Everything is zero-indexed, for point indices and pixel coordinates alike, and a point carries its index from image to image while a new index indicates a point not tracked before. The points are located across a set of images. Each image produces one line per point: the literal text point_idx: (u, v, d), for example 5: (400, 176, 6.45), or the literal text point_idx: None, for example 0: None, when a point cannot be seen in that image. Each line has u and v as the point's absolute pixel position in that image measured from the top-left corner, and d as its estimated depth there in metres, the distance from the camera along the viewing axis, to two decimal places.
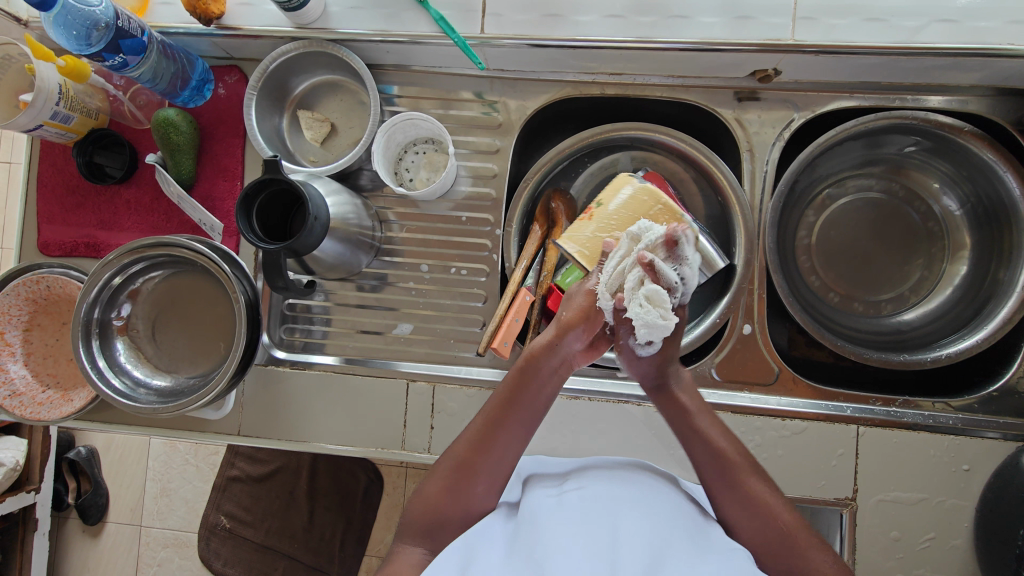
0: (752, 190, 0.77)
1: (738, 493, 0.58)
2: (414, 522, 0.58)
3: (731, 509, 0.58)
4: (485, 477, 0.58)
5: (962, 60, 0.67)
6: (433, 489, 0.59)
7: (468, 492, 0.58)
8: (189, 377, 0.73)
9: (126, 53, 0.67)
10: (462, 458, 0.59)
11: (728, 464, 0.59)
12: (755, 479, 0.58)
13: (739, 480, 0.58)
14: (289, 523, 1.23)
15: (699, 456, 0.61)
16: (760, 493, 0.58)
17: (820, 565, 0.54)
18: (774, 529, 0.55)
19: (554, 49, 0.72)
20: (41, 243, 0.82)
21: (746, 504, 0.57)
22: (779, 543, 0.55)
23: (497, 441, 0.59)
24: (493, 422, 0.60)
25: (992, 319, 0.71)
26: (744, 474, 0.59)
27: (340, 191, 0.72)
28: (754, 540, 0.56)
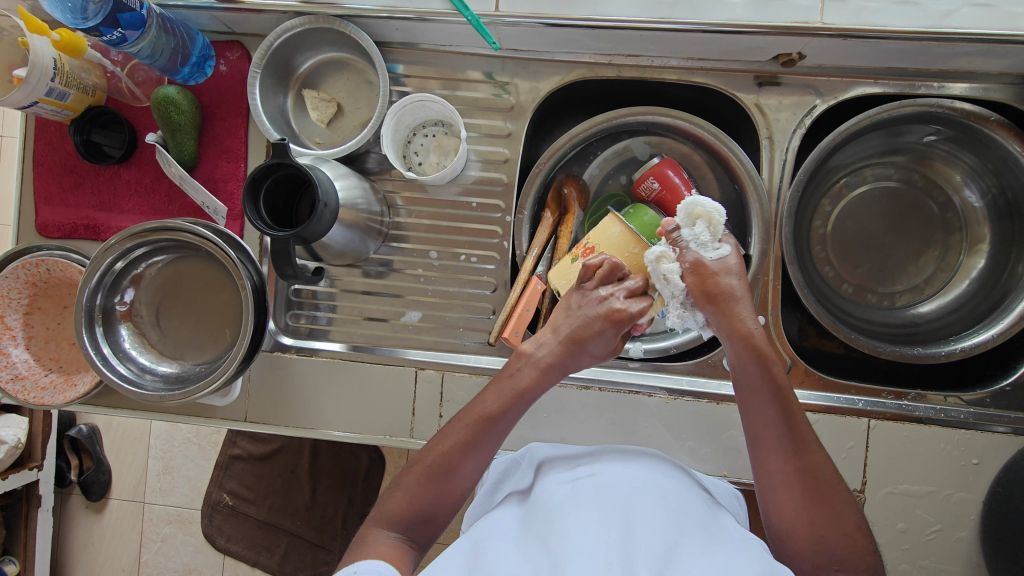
0: (771, 177, 0.75)
1: (797, 466, 0.55)
2: (391, 513, 0.58)
3: (784, 482, 0.55)
4: (465, 474, 0.59)
5: (993, 46, 0.64)
6: (412, 484, 0.58)
7: (444, 492, 0.58)
8: (195, 364, 0.72)
9: (125, 27, 0.64)
10: (442, 458, 0.59)
11: (796, 433, 0.56)
12: (820, 452, 0.56)
13: (804, 449, 0.55)
14: (292, 501, 1.24)
15: (762, 417, 0.57)
16: (821, 468, 0.55)
17: (857, 544, 0.53)
18: (822, 506, 0.54)
19: (570, 30, 0.70)
20: (39, 224, 0.80)
21: (802, 478, 0.55)
22: (826, 520, 0.54)
23: (483, 444, 0.59)
24: (484, 424, 0.59)
25: (1010, 313, 0.70)
26: (809, 443, 0.56)
27: (348, 175, 0.70)
28: (800, 512, 0.54)
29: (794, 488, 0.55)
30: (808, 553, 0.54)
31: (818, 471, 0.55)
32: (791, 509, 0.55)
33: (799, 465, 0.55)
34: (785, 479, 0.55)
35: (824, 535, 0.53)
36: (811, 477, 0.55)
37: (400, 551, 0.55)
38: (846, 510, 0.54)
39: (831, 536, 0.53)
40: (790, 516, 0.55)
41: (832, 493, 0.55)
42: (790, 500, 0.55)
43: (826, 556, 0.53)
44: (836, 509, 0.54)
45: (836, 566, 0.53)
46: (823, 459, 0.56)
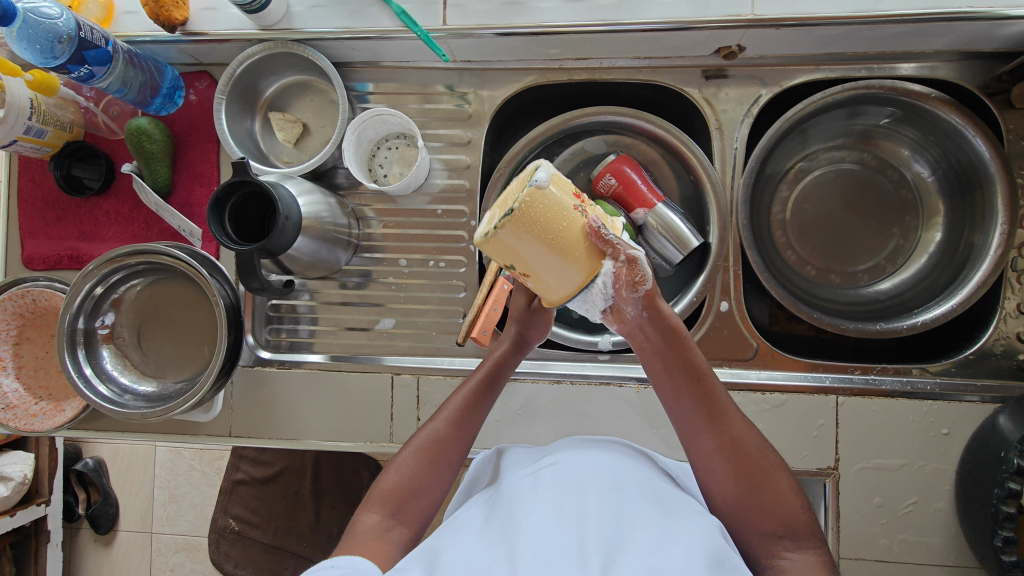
0: (723, 168, 0.77)
1: (720, 436, 0.56)
2: (384, 495, 0.58)
3: (708, 452, 0.56)
4: (458, 448, 0.62)
5: (924, 26, 0.66)
6: (408, 466, 0.59)
7: (436, 471, 0.60)
8: (175, 382, 0.74)
9: (92, 64, 0.67)
10: (438, 435, 0.61)
11: (708, 404, 0.56)
12: (738, 422, 0.56)
13: (720, 423, 0.56)
14: (297, 523, 1.17)
15: (674, 394, 0.58)
16: (742, 438, 0.56)
17: (792, 506, 0.54)
18: (754, 471, 0.54)
19: (518, 37, 0.72)
20: (26, 258, 0.83)
21: (723, 450, 0.55)
22: (751, 490, 0.54)
23: (469, 423, 0.63)
24: (473, 403, 0.63)
25: (966, 283, 0.72)
26: (726, 415, 0.56)
27: (313, 191, 0.73)
28: (728, 482, 0.55)
29: (718, 455, 0.55)
30: (747, 520, 0.54)
31: (739, 441, 0.55)
32: (721, 479, 0.56)
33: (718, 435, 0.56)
34: (712, 455, 0.56)
35: (759, 504, 0.54)
36: (732, 442, 0.55)
37: (388, 539, 0.55)
38: (778, 472, 0.55)
39: (762, 504, 0.54)
40: (718, 484, 0.56)
41: (757, 454, 0.55)
42: (718, 473, 0.56)
43: (766, 524, 0.53)
44: (761, 473, 0.54)
45: (779, 533, 0.53)
46: (742, 429, 0.56)
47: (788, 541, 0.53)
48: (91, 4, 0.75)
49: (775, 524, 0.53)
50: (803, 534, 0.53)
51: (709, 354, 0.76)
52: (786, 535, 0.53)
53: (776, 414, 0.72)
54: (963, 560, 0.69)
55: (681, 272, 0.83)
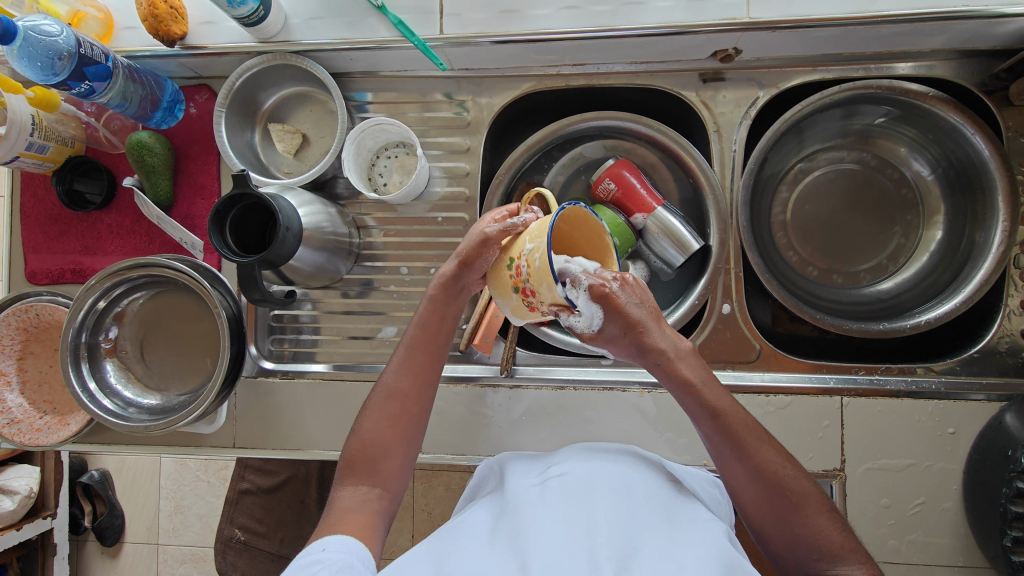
0: (722, 171, 0.77)
1: (749, 465, 0.53)
2: (353, 464, 0.58)
3: (739, 478, 0.54)
4: (421, 401, 0.62)
5: (920, 25, 0.66)
6: (369, 429, 0.59)
7: (404, 428, 0.60)
8: (179, 395, 0.74)
9: (92, 79, 0.68)
10: (393, 391, 0.61)
11: (734, 434, 0.53)
12: (768, 448, 0.53)
13: (750, 450, 0.53)
14: (301, 531, 1.18)
15: (698, 422, 0.55)
16: (771, 465, 0.53)
17: (828, 529, 0.52)
18: (786, 497, 0.52)
19: (515, 45, 0.73)
20: (29, 273, 0.84)
21: (754, 478, 0.53)
22: (786, 515, 0.52)
23: (425, 371, 0.62)
24: (419, 346, 0.62)
25: (970, 282, 0.71)
26: (755, 445, 0.53)
27: (313, 201, 0.73)
28: (762, 507, 0.53)
29: (749, 484, 0.53)
30: (784, 540, 0.53)
31: (770, 469, 0.53)
32: (754, 504, 0.54)
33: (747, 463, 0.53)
34: (742, 480, 0.54)
35: (791, 524, 0.52)
36: (761, 471, 0.53)
37: (368, 510, 0.55)
38: (810, 496, 0.53)
39: (793, 522, 0.52)
40: (752, 509, 0.54)
41: (787, 481, 0.52)
42: (752, 498, 0.54)
43: (802, 546, 0.52)
44: (793, 499, 0.52)
45: (816, 557, 0.51)
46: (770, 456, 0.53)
47: (826, 563, 0.50)
48: (91, 21, 0.75)
49: (810, 549, 0.51)
50: (839, 553, 0.50)
51: (712, 358, 0.75)
52: (825, 557, 0.50)
53: (781, 416, 0.71)
54: (972, 560, 0.68)
55: (682, 276, 0.83)
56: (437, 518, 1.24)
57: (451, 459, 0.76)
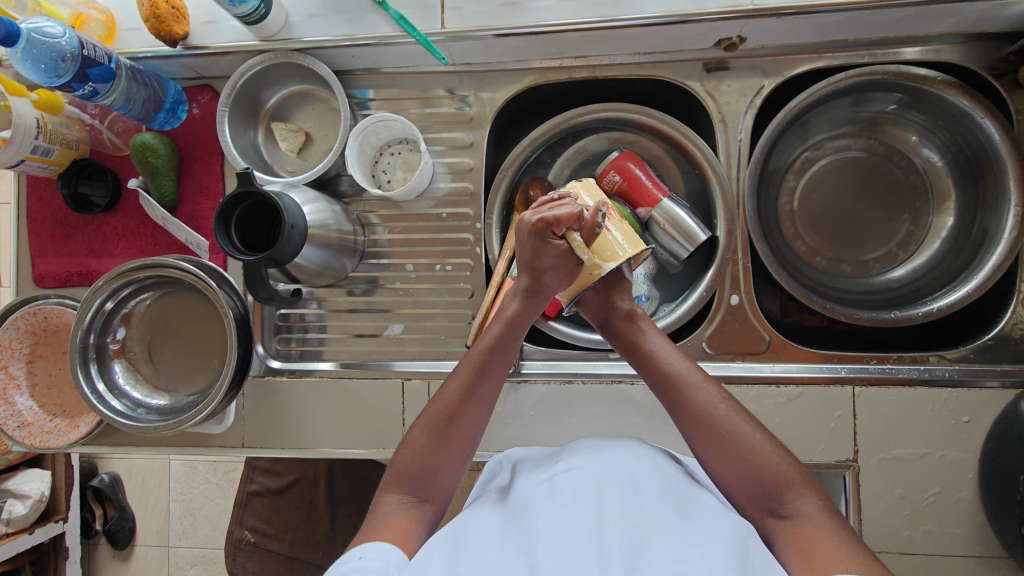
0: (729, 161, 0.77)
1: (691, 407, 0.58)
2: (400, 475, 0.58)
3: (687, 424, 0.58)
4: (470, 421, 0.61)
5: (927, 9, 0.65)
6: (419, 440, 0.60)
7: (449, 444, 0.60)
8: (187, 395, 0.74)
9: (95, 81, 0.68)
10: (449, 409, 0.61)
11: (676, 380, 0.60)
12: (709, 390, 0.59)
13: (690, 396, 0.58)
14: (311, 532, 1.11)
15: (652, 376, 0.62)
16: (714, 406, 0.57)
17: (774, 463, 0.53)
18: (728, 434, 0.55)
19: (517, 38, 0.72)
20: (36, 276, 0.84)
21: (699, 418, 0.57)
22: (732, 452, 0.55)
23: (480, 392, 0.62)
24: (482, 367, 0.62)
25: (982, 268, 0.70)
26: (697, 387, 0.59)
27: (318, 199, 0.73)
28: (711, 451, 0.56)
29: (696, 427, 0.57)
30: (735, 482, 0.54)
31: (709, 410, 0.57)
32: (704, 447, 0.56)
33: (690, 406, 0.58)
34: (688, 428, 0.58)
35: (735, 465, 0.54)
36: (704, 412, 0.57)
37: (411, 518, 0.55)
38: (755, 435, 0.55)
39: (737, 465, 0.54)
40: (705, 455, 0.57)
41: (729, 420, 0.56)
42: (700, 440, 0.57)
43: (752, 484, 0.53)
44: (737, 435, 0.55)
45: (764, 492, 0.52)
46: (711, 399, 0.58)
47: (776, 503, 0.52)
48: (94, 22, 0.75)
49: (755, 484, 0.53)
50: (784, 489, 0.52)
51: (721, 349, 0.75)
52: (772, 494, 0.52)
53: (792, 407, 0.71)
54: (988, 550, 0.68)
55: (690, 268, 0.83)
56: (447, 516, 1.24)
57: None
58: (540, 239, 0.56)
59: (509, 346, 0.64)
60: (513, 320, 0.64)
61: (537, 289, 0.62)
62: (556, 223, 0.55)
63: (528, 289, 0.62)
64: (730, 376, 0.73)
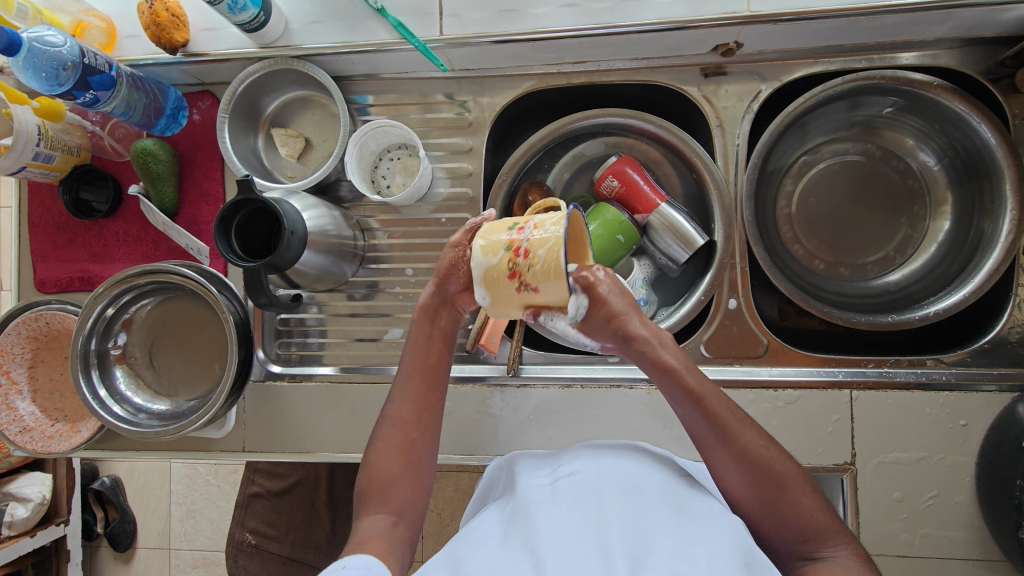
0: (726, 165, 0.77)
1: (735, 451, 0.54)
2: (373, 494, 0.58)
3: (727, 466, 0.55)
4: (426, 429, 0.61)
5: (923, 14, 0.66)
6: (382, 458, 0.59)
7: (412, 454, 0.60)
8: (188, 400, 0.75)
9: (96, 89, 0.68)
10: (403, 421, 0.60)
11: (717, 420, 0.54)
12: (750, 432, 0.55)
13: (733, 440, 0.54)
14: (312, 533, 1.14)
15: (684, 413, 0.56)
16: (756, 450, 0.54)
17: (813, 511, 0.53)
18: (771, 481, 0.53)
19: (515, 44, 0.73)
20: (38, 281, 0.84)
21: (741, 462, 0.54)
22: (775, 500, 0.53)
23: (430, 396, 0.62)
24: (427, 375, 0.62)
25: (979, 272, 0.71)
26: (739, 430, 0.54)
27: (317, 205, 0.73)
28: (751, 495, 0.54)
29: (738, 470, 0.54)
30: (773, 526, 0.54)
31: (754, 455, 0.54)
32: (743, 491, 0.55)
33: (733, 450, 0.54)
34: (728, 468, 0.55)
35: (777, 508, 0.53)
36: (747, 457, 0.54)
37: (388, 539, 0.54)
38: (795, 482, 0.54)
39: (778, 508, 0.53)
40: (745, 497, 0.55)
41: (770, 467, 0.53)
42: (740, 483, 0.54)
43: (791, 529, 0.53)
44: (779, 482, 0.53)
45: (802, 539, 0.52)
46: (754, 441, 0.54)
47: (811, 544, 0.52)
48: (94, 30, 0.75)
49: (792, 529, 0.53)
50: (823, 534, 0.52)
51: (719, 353, 0.75)
52: (809, 539, 0.52)
53: (790, 410, 0.71)
54: (986, 553, 0.68)
55: (688, 271, 0.83)
56: (447, 520, 1.24)
57: (459, 460, 0.76)
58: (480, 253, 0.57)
59: (449, 335, 0.63)
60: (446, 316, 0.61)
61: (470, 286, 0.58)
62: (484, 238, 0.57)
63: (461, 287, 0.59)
64: (728, 380, 0.73)
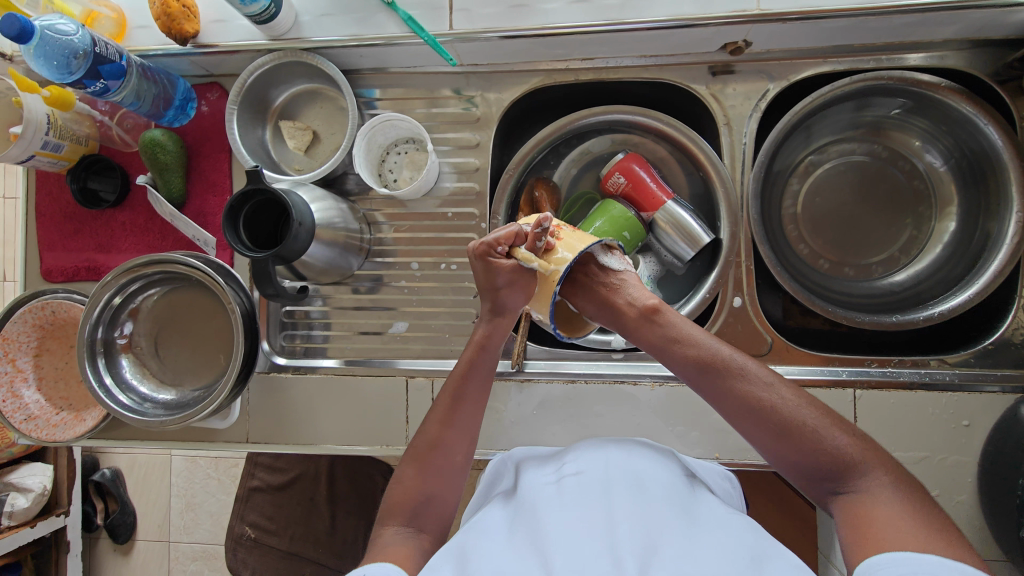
0: (732, 164, 0.77)
1: (735, 402, 0.55)
2: (395, 508, 0.58)
3: (735, 417, 0.56)
4: (457, 449, 0.61)
5: (933, 15, 0.66)
6: (408, 473, 0.60)
7: (440, 472, 0.60)
8: (193, 390, 0.75)
9: (107, 78, 0.68)
10: (431, 438, 0.61)
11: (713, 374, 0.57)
12: (749, 381, 0.56)
13: (732, 390, 0.56)
14: (313, 529, 1.11)
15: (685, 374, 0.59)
16: (757, 397, 0.54)
17: (831, 446, 0.51)
18: (779, 426, 0.53)
19: (524, 39, 0.73)
20: (44, 270, 0.85)
21: (745, 409, 0.55)
22: (790, 443, 0.52)
23: (461, 417, 0.62)
24: (457, 395, 0.63)
25: (985, 272, 0.71)
26: (739, 379, 0.56)
27: (325, 197, 0.74)
28: (765, 440, 0.54)
29: (745, 420, 0.55)
30: (797, 468, 0.53)
31: (758, 401, 0.54)
32: (757, 437, 0.55)
33: (734, 399, 0.56)
34: (736, 418, 0.56)
35: (793, 450, 0.52)
36: (750, 405, 0.54)
37: (411, 547, 0.54)
38: (808, 422, 0.52)
39: (793, 451, 0.52)
40: (760, 444, 0.55)
41: (777, 410, 0.53)
42: (752, 430, 0.55)
43: (813, 469, 0.52)
44: (789, 423, 0.53)
45: (826, 477, 0.51)
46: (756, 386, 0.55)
47: (837, 480, 0.50)
48: (104, 20, 0.76)
49: (816, 468, 0.51)
50: (846, 469, 0.50)
51: None
52: (834, 476, 0.51)
53: None
54: (987, 554, 0.68)
55: (693, 270, 0.83)
56: None
57: None
58: (487, 263, 0.62)
59: (483, 363, 0.65)
60: (483, 343, 0.65)
61: (501, 310, 0.65)
62: (496, 243, 0.62)
63: (494, 309, 0.65)
64: None
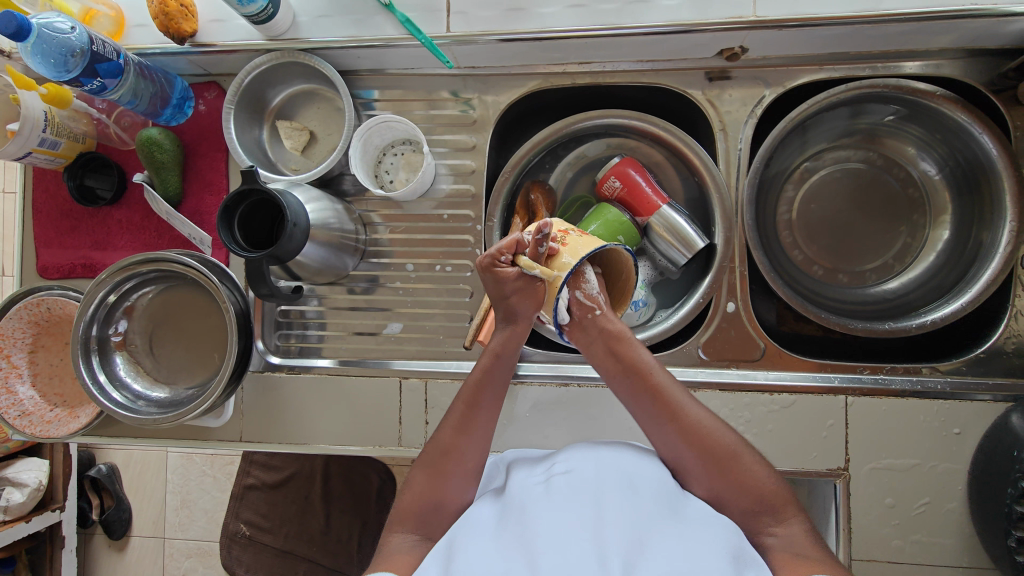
0: (728, 170, 0.77)
1: (681, 427, 0.57)
2: (403, 515, 0.58)
3: (674, 441, 0.58)
4: (470, 458, 0.61)
5: (929, 24, 0.66)
6: (419, 480, 0.59)
7: (449, 479, 0.59)
8: (187, 388, 0.75)
9: (104, 76, 0.68)
10: (444, 446, 0.60)
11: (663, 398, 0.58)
12: (694, 408, 0.59)
13: (682, 425, 0.58)
14: (307, 528, 1.11)
15: (631, 394, 0.60)
16: (703, 426, 0.58)
17: (761, 479, 0.56)
18: (721, 455, 0.56)
19: (521, 43, 0.73)
20: (40, 267, 0.85)
21: (688, 437, 0.57)
22: (728, 474, 0.56)
23: (476, 426, 0.61)
24: (472, 402, 0.62)
25: (977, 281, 0.71)
26: (684, 406, 0.58)
27: (320, 197, 0.74)
28: (703, 470, 0.57)
29: (688, 447, 0.57)
30: (731, 500, 0.56)
31: (703, 430, 0.57)
32: (695, 467, 0.57)
33: (680, 425, 0.58)
34: (678, 444, 0.58)
35: (730, 485, 0.56)
36: (694, 432, 0.57)
37: (416, 556, 0.54)
38: (744, 455, 0.57)
39: (729, 485, 0.56)
40: (697, 475, 0.57)
41: (717, 440, 0.57)
42: (692, 460, 0.57)
43: (747, 500, 0.55)
44: (728, 455, 0.56)
45: (756, 509, 0.55)
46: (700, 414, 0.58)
47: (767, 515, 0.54)
48: (102, 18, 0.76)
49: (748, 500, 0.55)
50: (777, 505, 0.55)
51: (716, 356, 0.75)
52: (765, 509, 0.55)
53: (785, 415, 0.71)
54: (976, 561, 0.68)
55: (688, 274, 0.84)
56: None
57: None
58: (494, 274, 0.60)
59: (499, 373, 0.63)
60: (499, 351, 0.63)
61: (514, 317, 0.62)
62: (498, 252, 0.58)
63: (507, 315, 0.62)
64: (725, 383, 0.74)
